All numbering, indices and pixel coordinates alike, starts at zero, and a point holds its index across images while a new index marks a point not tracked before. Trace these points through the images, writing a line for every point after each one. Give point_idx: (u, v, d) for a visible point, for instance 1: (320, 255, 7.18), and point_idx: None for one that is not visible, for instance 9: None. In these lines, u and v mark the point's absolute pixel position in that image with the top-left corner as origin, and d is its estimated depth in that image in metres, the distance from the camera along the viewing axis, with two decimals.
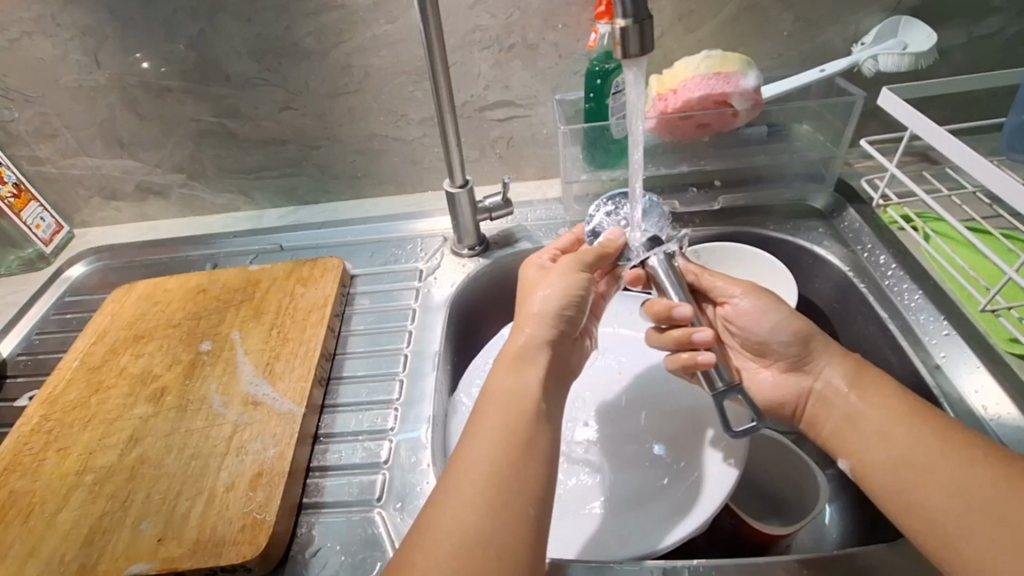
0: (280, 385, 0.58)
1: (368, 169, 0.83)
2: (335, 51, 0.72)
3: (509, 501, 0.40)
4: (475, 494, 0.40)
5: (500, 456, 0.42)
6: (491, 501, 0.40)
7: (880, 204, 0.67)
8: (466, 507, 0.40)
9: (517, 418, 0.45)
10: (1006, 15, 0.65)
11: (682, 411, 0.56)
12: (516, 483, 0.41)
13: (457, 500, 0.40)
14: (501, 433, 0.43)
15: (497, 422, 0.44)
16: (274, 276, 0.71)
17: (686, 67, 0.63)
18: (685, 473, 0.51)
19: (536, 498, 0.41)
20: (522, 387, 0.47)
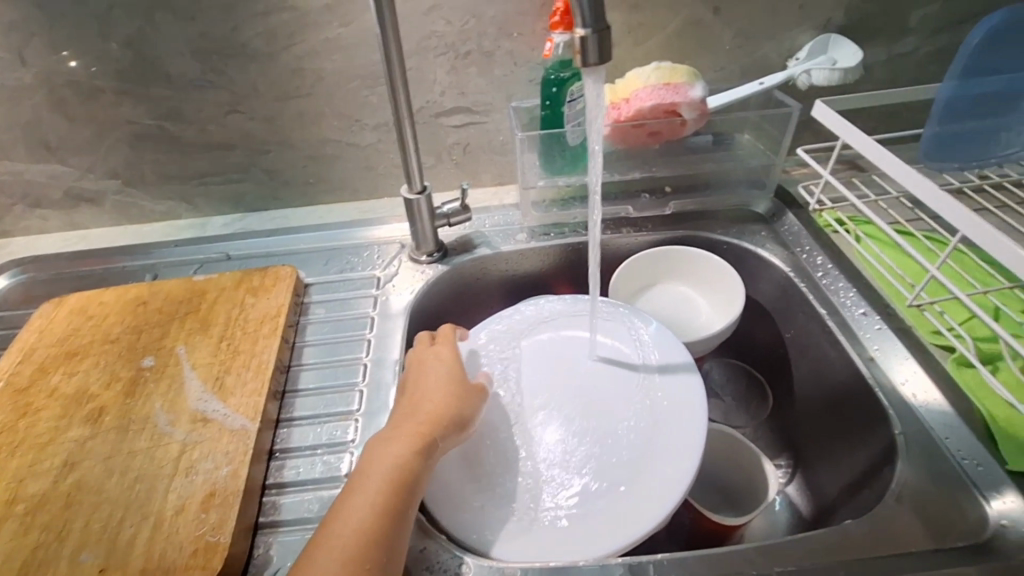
0: (231, 400, 0.56)
1: (321, 175, 0.81)
2: (285, 54, 0.70)
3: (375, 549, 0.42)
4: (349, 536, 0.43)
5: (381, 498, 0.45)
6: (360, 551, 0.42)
7: (816, 209, 0.72)
8: (337, 550, 0.42)
9: (384, 505, 0.45)
10: (922, 34, 0.71)
11: (638, 411, 0.57)
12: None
13: (330, 544, 0.42)
14: (364, 522, 0.43)
15: (380, 479, 0.46)
16: (222, 286, 0.68)
17: (637, 77, 0.66)
18: (644, 474, 0.52)
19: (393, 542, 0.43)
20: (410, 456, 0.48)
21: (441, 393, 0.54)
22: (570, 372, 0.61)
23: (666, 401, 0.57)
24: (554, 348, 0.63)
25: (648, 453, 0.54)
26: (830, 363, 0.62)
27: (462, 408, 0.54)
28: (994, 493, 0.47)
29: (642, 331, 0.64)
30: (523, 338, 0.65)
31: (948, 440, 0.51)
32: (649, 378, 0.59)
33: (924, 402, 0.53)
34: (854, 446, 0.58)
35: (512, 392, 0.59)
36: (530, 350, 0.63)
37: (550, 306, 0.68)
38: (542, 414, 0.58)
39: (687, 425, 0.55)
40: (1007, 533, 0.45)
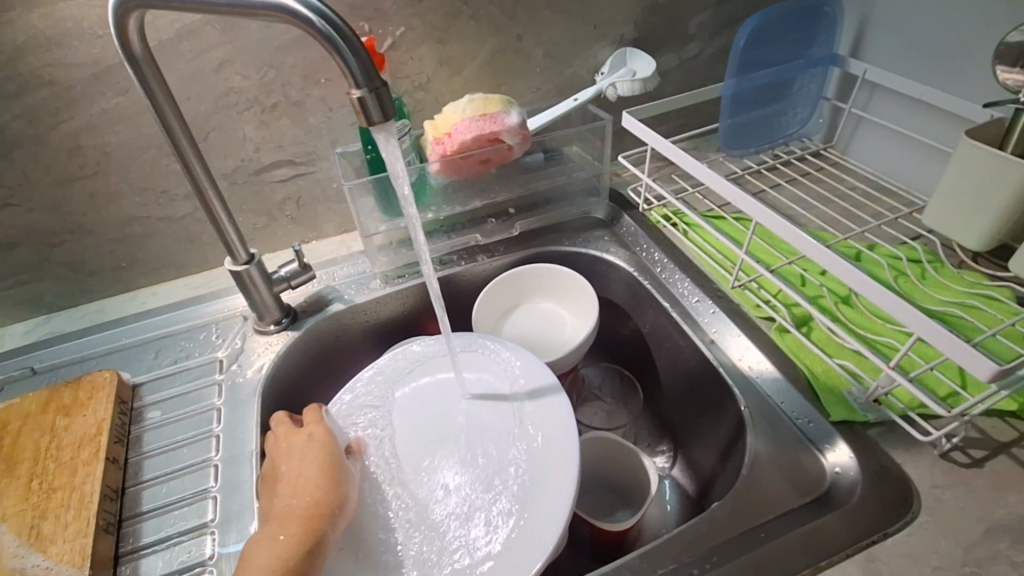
0: (49, 552, 0.47)
1: (136, 257, 0.72)
2: (54, 133, 0.61)
3: None
4: None
5: None
6: None
7: (647, 208, 0.77)
8: None
9: None
10: (702, 38, 0.79)
11: (514, 442, 0.57)
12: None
13: None
14: None
15: None
16: (25, 413, 0.58)
17: (454, 112, 0.66)
18: (527, 507, 0.52)
19: None
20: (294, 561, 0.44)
21: (321, 476, 0.50)
22: (445, 419, 0.60)
23: (539, 424, 0.58)
24: (425, 396, 0.62)
25: (529, 484, 0.53)
26: (681, 351, 0.67)
27: (341, 488, 0.50)
28: (826, 445, 0.53)
29: (507, 358, 0.64)
30: (393, 391, 0.63)
31: (783, 404, 0.57)
32: (519, 405, 0.59)
33: (758, 371, 0.59)
34: (713, 424, 0.63)
35: (389, 459, 0.57)
36: (402, 403, 0.61)
37: (415, 351, 0.66)
38: (422, 468, 0.56)
39: (561, 445, 0.55)
40: (839, 479, 0.51)
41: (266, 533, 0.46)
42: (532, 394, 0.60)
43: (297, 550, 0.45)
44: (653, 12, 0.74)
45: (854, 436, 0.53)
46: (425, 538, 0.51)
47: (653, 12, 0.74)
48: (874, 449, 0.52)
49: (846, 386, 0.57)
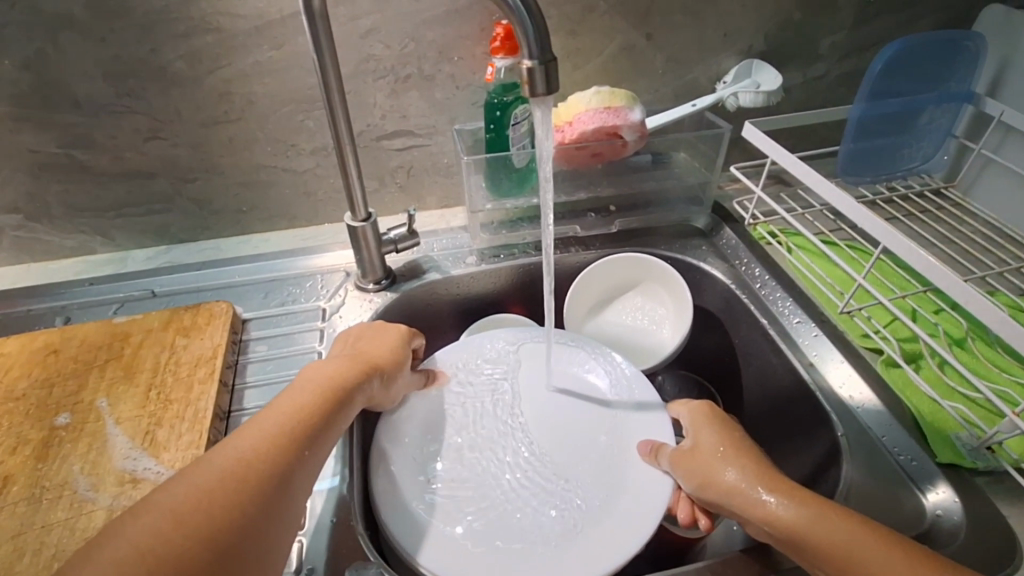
0: (164, 456, 0.51)
1: (255, 203, 0.77)
2: (211, 77, 0.66)
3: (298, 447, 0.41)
4: (278, 431, 0.41)
5: (314, 411, 0.45)
6: (287, 446, 0.41)
7: (751, 223, 0.76)
8: (264, 438, 0.40)
9: (316, 414, 0.44)
10: (830, 61, 0.77)
11: (605, 438, 0.57)
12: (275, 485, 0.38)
13: (260, 431, 0.41)
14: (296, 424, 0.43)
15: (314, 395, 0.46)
16: (147, 328, 0.62)
17: (579, 102, 0.67)
18: (619, 508, 0.51)
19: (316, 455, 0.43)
20: (349, 379, 0.49)
21: (385, 347, 0.56)
22: (531, 399, 0.61)
23: (633, 427, 0.57)
24: (508, 371, 0.63)
25: (622, 484, 0.53)
26: (773, 370, 0.65)
27: (396, 368, 0.55)
28: (928, 486, 0.51)
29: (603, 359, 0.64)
30: (475, 356, 0.64)
31: (884, 439, 0.54)
32: (618, 413, 0.59)
33: (860, 403, 0.57)
34: (802, 447, 0.61)
35: (474, 419, 0.58)
36: (485, 371, 0.63)
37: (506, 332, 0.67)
38: (500, 437, 0.57)
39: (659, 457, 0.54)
40: (941, 521, 0.48)
41: (329, 365, 0.50)
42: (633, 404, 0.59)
43: (342, 386, 0.48)
44: (786, 28, 0.73)
45: (960, 482, 0.50)
46: (494, 497, 0.52)
47: (786, 29, 0.73)
48: (982, 499, 0.49)
49: (956, 430, 0.53)
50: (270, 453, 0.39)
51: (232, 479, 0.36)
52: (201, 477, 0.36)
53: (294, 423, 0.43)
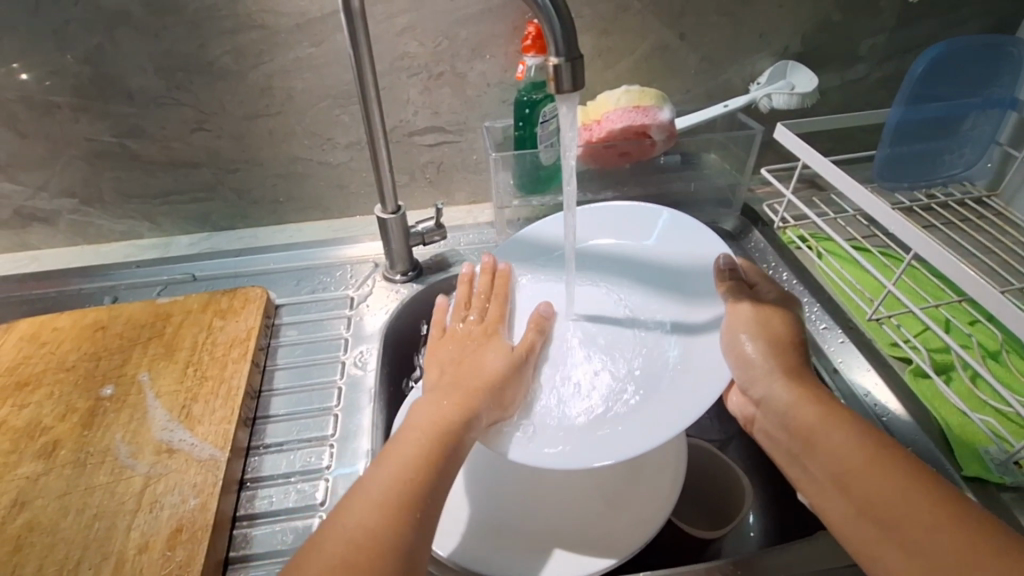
0: (198, 430, 0.54)
1: (291, 194, 0.80)
2: (254, 72, 0.69)
3: (414, 504, 0.41)
4: (386, 486, 0.41)
5: (422, 452, 0.43)
6: (396, 504, 0.40)
7: (781, 226, 0.75)
8: (373, 500, 0.40)
9: (426, 460, 0.43)
10: (870, 63, 0.76)
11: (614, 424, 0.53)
12: (393, 546, 0.39)
13: (371, 492, 0.41)
14: (405, 475, 0.42)
15: (416, 438, 0.45)
16: (187, 309, 0.66)
17: (608, 101, 0.68)
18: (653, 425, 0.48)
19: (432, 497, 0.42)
20: (449, 409, 0.47)
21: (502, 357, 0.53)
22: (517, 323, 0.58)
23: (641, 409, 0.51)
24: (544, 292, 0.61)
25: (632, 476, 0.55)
26: None
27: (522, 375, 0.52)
28: None
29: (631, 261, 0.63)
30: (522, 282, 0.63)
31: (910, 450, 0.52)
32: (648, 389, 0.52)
33: (885, 413, 0.55)
34: None
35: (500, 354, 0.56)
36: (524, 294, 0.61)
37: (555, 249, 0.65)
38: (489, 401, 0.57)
39: (709, 371, 0.51)
40: None
41: (426, 402, 0.48)
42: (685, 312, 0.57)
43: (445, 424, 0.46)
44: (824, 29, 0.72)
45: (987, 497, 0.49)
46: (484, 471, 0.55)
47: (824, 29, 0.72)
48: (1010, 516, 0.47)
49: (985, 444, 0.52)
50: (384, 514, 0.40)
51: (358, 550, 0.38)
52: (332, 548, 0.38)
53: (415, 469, 0.42)
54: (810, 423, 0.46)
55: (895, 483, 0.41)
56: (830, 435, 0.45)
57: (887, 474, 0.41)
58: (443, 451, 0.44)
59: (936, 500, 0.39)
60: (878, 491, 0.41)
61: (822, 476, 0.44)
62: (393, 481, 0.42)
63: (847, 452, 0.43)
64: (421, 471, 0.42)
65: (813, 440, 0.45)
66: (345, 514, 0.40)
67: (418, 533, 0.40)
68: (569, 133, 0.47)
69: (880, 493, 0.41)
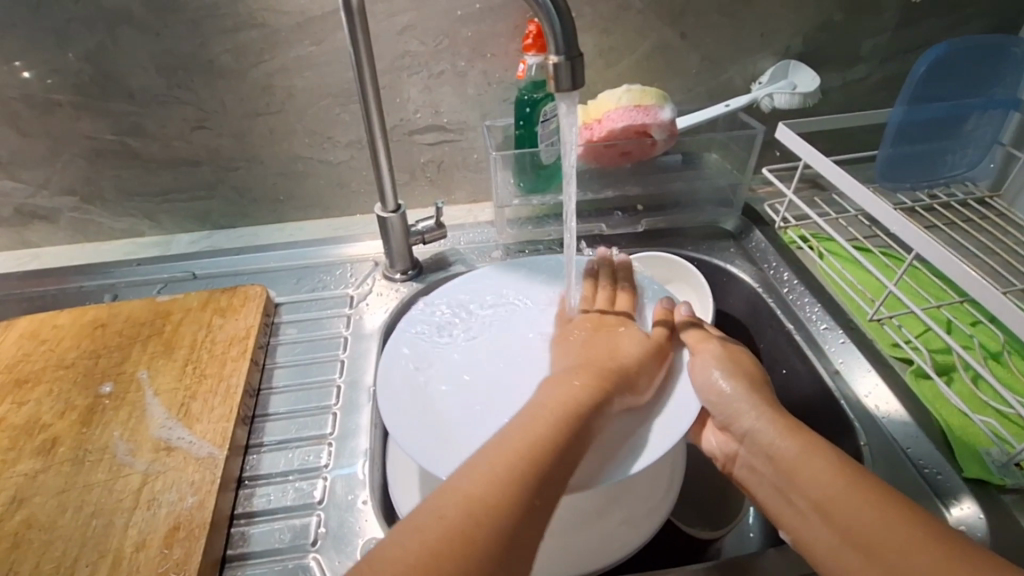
0: (196, 427, 0.54)
1: (291, 193, 0.80)
2: (255, 70, 0.69)
3: (519, 494, 0.38)
4: (507, 462, 0.40)
5: (539, 436, 0.42)
6: (509, 488, 0.38)
7: (781, 226, 0.75)
8: (487, 475, 0.39)
9: (544, 444, 0.41)
10: (872, 63, 0.75)
11: None
12: (493, 534, 0.36)
13: (487, 465, 0.40)
14: (525, 453, 0.41)
15: (547, 421, 0.43)
16: (187, 307, 0.66)
17: (609, 100, 0.68)
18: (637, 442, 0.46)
19: (538, 490, 0.39)
20: (580, 395, 0.46)
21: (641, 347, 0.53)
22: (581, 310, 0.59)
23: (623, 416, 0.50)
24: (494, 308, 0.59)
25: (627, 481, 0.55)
26: (798, 377, 0.64)
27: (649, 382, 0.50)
28: (953, 501, 0.49)
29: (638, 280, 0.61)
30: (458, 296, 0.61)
31: (909, 451, 0.52)
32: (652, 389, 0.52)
33: (886, 414, 0.55)
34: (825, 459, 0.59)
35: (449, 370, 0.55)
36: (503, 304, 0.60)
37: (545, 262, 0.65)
38: None
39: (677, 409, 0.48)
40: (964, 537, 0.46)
41: (562, 384, 0.47)
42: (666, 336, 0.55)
43: (576, 410, 0.45)
44: (826, 29, 0.72)
45: (988, 499, 0.48)
46: None
47: (826, 29, 0.72)
48: (1012, 518, 0.47)
49: (987, 446, 0.51)
50: (500, 491, 0.38)
51: (455, 535, 0.36)
52: (432, 527, 0.36)
53: (549, 450, 0.41)
54: (790, 454, 0.46)
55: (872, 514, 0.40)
56: (809, 463, 0.44)
57: (870, 509, 0.40)
58: (572, 429, 0.43)
59: (915, 533, 0.38)
60: (854, 523, 0.40)
61: (804, 506, 0.43)
62: (511, 458, 0.40)
63: (826, 479, 0.43)
64: (548, 451, 0.41)
65: (793, 472, 0.45)
66: (458, 486, 0.39)
67: (524, 531, 0.37)
68: (569, 138, 0.48)
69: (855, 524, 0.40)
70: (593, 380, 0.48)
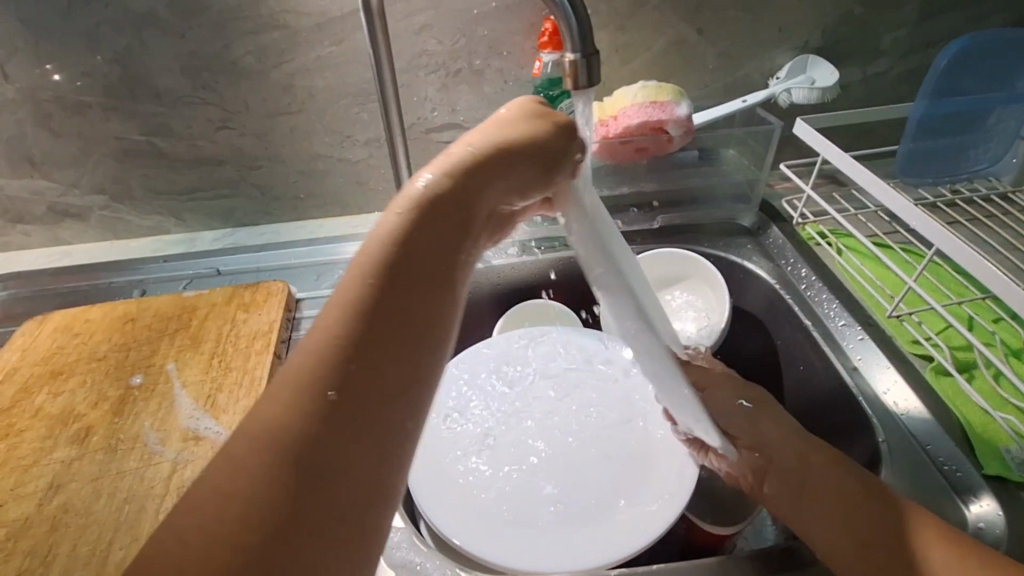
0: (223, 418, 0.55)
1: (311, 190, 0.81)
2: (277, 71, 0.71)
3: (347, 386, 0.31)
4: (321, 351, 0.31)
5: (348, 335, 0.32)
6: (326, 393, 0.30)
7: (799, 222, 0.75)
8: (304, 361, 0.31)
9: (353, 319, 0.32)
10: (892, 57, 0.74)
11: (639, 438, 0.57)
12: (305, 422, 0.30)
13: (307, 350, 0.32)
14: (333, 342, 0.32)
15: (345, 291, 0.33)
16: (212, 302, 0.68)
17: (625, 96, 0.68)
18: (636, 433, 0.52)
19: (366, 375, 0.31)
20: (378, 241, 0.35)
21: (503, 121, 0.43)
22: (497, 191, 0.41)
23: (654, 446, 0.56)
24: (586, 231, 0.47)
25: (640, 476, 0.54)
26: (814, 374, 0.63)
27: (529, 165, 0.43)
28: (971, 497, 0.49)
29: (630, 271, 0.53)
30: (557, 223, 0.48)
31: (929, 448, 0.52)
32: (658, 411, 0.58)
33: (905, 410, 0.55)
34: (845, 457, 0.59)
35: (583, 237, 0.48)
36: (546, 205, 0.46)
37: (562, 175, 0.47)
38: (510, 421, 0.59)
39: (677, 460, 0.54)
40: (984, 534, 0.46)
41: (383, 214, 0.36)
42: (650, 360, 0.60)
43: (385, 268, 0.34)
44: (845, 23, 0.71)
45: (1007, 497, 0.48)
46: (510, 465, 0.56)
47: (845, 23, 0.71)
48: None
49: (1008, 443, 0.51)
50: (311, 375, 0.31)
51: (269, 441, 0.29)
52: (247, 444, 0.29)
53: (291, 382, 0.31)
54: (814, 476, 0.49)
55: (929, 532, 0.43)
56: (823, 483, 0.48)
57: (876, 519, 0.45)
58: (375, 337, 0.32)
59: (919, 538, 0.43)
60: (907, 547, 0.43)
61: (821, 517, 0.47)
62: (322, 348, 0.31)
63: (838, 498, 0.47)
64: (311, 376, 0.31)
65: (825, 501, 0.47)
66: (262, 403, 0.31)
67: (340, 431, 0.30)
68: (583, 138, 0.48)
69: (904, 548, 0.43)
70: (414, 203, 0.37)
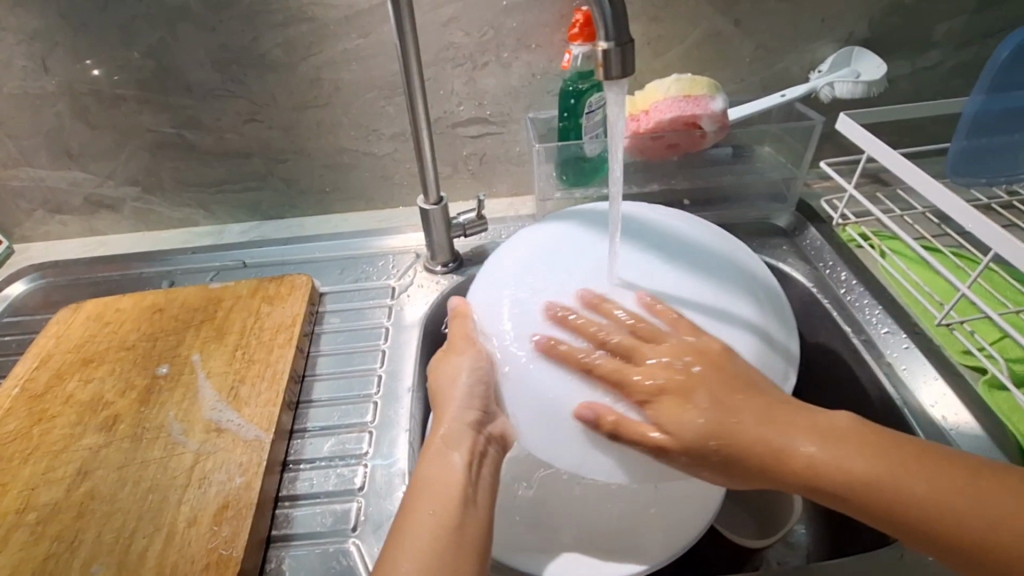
0: (246, 411, 0.55)
1: (337, 185, 0.81)
2: (304, 64, 0.71)
3: (446, 557, 0.40)
4: (424, 537, 0.41)
5: (438, 517, 0.41)
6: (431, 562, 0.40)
7: (839, 223, 0.71)
8: (418, 549, 0.40)
9: (445, 506, 0.42)
10: (945, 48, 0.70)
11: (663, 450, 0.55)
12: None
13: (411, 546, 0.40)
14: (430, 529, 0.41)
15: (421, 505, 0.42)
16: (237, 294, 0.68)
17: (658, 89, 0.66)
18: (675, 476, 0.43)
19: (451, 545, 0.40)
20: (441, 464, 0.45)
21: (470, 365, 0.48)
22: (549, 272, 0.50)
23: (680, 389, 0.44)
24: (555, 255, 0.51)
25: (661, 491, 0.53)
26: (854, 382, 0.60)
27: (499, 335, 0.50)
28: None
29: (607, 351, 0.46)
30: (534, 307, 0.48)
31: None
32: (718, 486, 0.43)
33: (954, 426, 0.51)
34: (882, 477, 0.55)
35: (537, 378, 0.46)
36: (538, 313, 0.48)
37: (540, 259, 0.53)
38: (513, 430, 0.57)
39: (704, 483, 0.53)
40: None
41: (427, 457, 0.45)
42: (544, 429, 0.45)
43: (451, 488, 0.43)
44: (894, 13, 0.68)
45: None
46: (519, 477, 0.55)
47: (894, 13, 0.68)
48: None
49: None
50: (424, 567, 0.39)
51: None
52: None
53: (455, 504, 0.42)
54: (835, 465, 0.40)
55: (901, 463, 0.39)
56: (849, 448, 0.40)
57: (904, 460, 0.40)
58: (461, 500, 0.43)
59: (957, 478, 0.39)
60: (909, 479, 0.39)
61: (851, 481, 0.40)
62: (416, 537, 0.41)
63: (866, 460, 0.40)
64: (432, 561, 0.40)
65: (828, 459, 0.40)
66: None
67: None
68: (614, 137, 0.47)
69: (900, 484, 0.39)
70: (450, 432, 0.46)
